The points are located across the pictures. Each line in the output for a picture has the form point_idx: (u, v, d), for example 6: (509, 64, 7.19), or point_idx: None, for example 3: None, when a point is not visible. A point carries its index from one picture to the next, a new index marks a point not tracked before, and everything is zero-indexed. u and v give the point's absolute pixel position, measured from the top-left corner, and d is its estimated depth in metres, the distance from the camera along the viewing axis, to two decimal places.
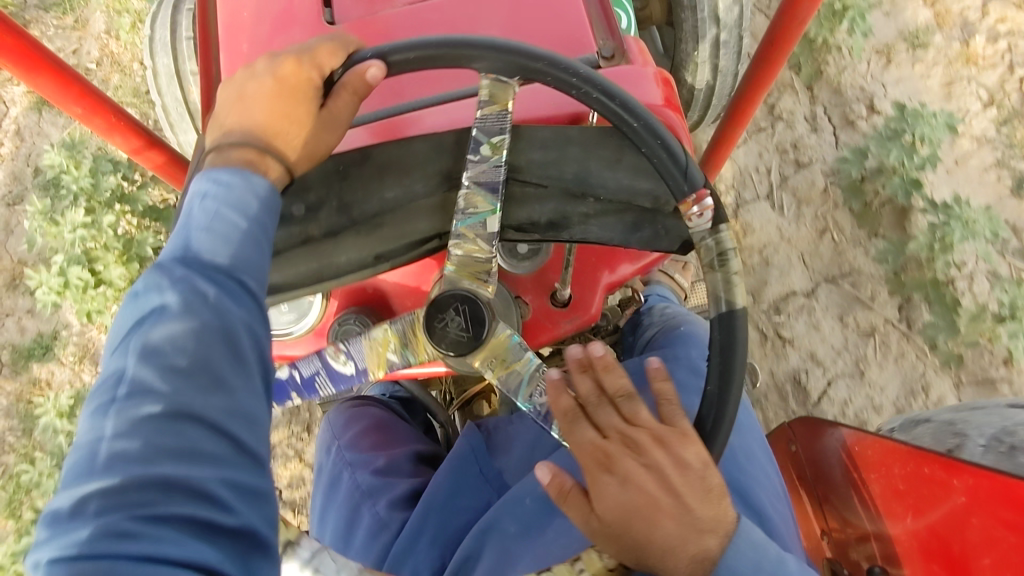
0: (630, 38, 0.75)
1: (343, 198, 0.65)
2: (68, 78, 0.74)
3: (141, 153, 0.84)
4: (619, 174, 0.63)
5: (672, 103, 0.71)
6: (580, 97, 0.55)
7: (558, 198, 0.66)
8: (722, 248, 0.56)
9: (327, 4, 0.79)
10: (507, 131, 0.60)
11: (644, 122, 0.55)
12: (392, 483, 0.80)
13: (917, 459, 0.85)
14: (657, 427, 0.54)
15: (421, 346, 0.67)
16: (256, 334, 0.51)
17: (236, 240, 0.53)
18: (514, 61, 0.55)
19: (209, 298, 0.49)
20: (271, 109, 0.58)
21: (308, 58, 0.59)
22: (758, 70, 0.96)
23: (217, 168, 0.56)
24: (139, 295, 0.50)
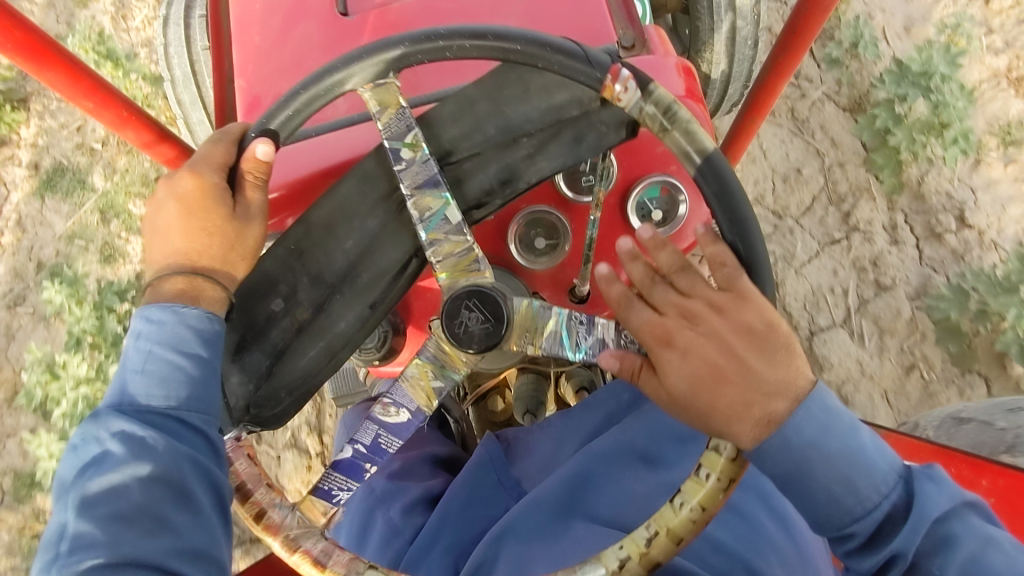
0: (651, 29, 0.75)
1: (311, 271, 0.65)
2: (78, 73, 0.75)
3: (152, 147, 0.86)
4: (534, 105, 0.63)
5: (694, 94, 0.70)
6: (456, 54, 0.57)
7: (496, 156, 0.64)
8: (664, 105, 0.55)
9: None
10: (414, 124, 0.59)
11: (526, 39, 0.56)
12: (406, 488, 0.82)
13: (939, 456, 0.83)
14: (712, 295, 0.56)
15: (457, 355, 0.61)
16: (202, 464, 0.55)
17: (178, 378, 0.57)
18: (382, 61, 0.57)
19: (149, 444, 0.54)
20: (187, 228, 0.64)
21: (201, 164, 0.65)
22: (778, 60, 0.94)
23: (150, 304, 0.60)
24: (77, 449, 0.56)
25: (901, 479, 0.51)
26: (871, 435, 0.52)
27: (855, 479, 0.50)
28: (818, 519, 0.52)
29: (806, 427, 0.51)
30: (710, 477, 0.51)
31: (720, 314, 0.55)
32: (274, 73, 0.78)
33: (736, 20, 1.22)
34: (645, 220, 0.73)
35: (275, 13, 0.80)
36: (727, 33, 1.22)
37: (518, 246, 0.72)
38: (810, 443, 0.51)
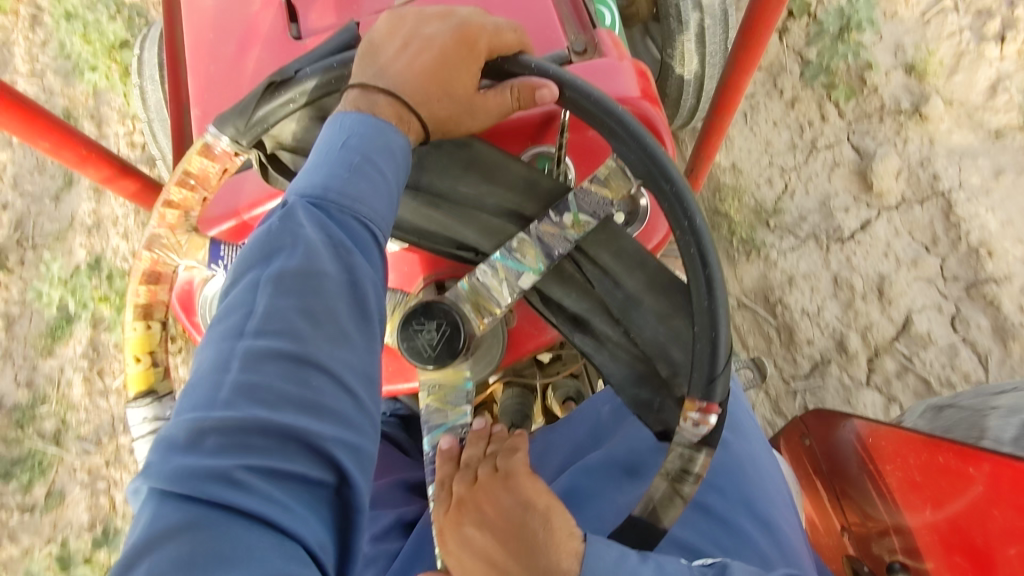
0: (604, 32, 0.74)
1: (423, 161, 0.64)
2: (31, 113, 0.75)
3: (115, 181, 0.86)
4: (659, 330, 0.62)
5: (649, 95, 0.70)
6: (672, 233, 0.56)
7: (594, 304, 0.66)
8: (689, 466, 0.56)
9: (292, 19, 0.79)
10: (597, 219, 0.62)
11: (711, 303, 0.55)
12: (380, 514, 0.81)
13: (929, 447, 0.85)
14: (490, 477, 0.57)
15: (387, 330, 0.70)
16: (380, 294, 0.53)
17: (374, 185, 0.54)
18: (649, 160, 0.56)
19: (341, 251, 0.51)
20: (430, 75, 0.57)
21: (494, 41, 0.60)
22: (742, 57, 0.94)
23: (350, 113, 0.56)
24: (271, 227, 0.52)
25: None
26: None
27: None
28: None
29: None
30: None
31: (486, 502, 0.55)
32: (227, 99, 0.78)
33: (704, 22, 1.23)
34: None
35: (229, 40, 0.80)
36: (697, 33, 1.23)
37: None
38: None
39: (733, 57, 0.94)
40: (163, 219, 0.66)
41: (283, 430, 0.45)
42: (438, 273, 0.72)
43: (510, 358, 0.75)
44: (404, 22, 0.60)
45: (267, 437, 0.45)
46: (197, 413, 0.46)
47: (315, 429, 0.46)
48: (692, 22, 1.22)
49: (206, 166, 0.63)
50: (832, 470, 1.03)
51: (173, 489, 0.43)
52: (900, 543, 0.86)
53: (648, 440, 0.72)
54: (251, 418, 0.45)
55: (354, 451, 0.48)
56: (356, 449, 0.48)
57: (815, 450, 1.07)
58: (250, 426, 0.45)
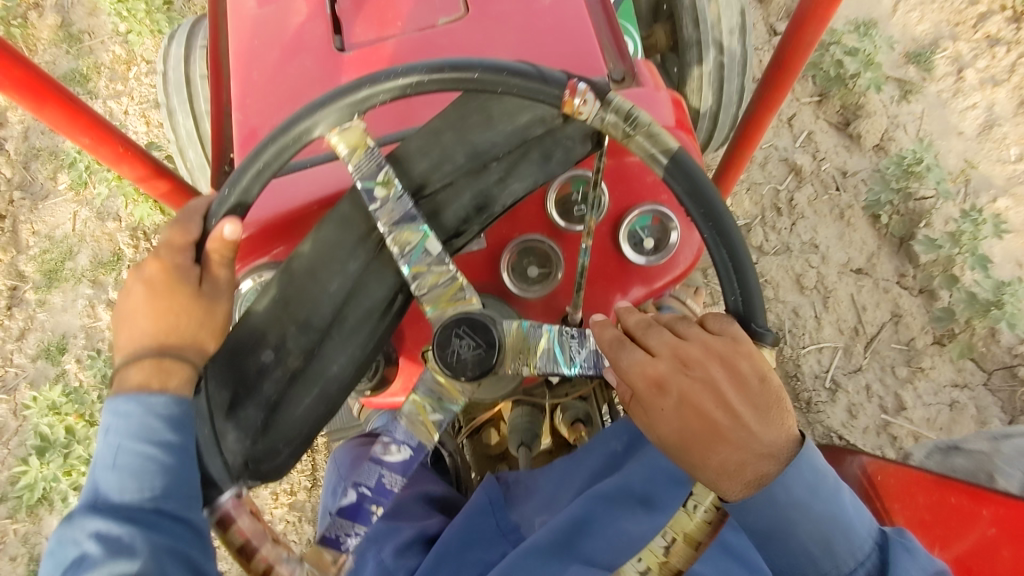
0: (641, 63, 0.76)
1: (297, 318, 0.62)
2: (77, 109, 0.77)
3: (147, 180, 0.87)
4: (506, 125, 0.63)
5: (684, 124, 0.72)
6: (417, 90, 0.57)
7: (469, 185, 0.64)
8: (626, 114, 0.55)
9: (337, 32, 0.82)
10: (383, 163, 0.59)
11: (480, 69, 0.56)
12: (398, 529, 0.79)
13: (939, 487, 0.85)
14: (683, 348, 0.54)
15: (457, 390, 0.60)
16: (183, 559, 0.56)
17: (148, 470, 0.56)
18: (343, 104, 0.57)
19: (126, 540, 0.55)
20: (153, 310, 0.61)
21: (163, 248, 0.63)
22: (767, 94, 0.96)
23: (116, 396, 0.58)
24: (61, 543, 0.57)
25: (877, 547, 0.55)
26: (853, 495, 0.55)
27: (833, 540, 0.54)
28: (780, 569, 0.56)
29: (795, 480, 0.53)
30: (700, 511, 0.54)
31: (721, 359, 0.54)
32: (269, 104, 0.80)
33: (723, 59, 1.26)
34: (636, 247, 0.73)
35: (271, 49, 0.82)
36: (713, 71, 1.26)
37: (510, 276, 0.72)
38: (794, 502, 0.53)
39: (759, 95, 0.97)
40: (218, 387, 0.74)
41: None
42: None
43: None
44: (115, 315, 0.63)
45: None
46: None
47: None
48: (709, 58, 1.25)
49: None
50: None
51: None
52: None
53: (670, 470, 0.72)
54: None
55: None
56: None
57: None
58: None
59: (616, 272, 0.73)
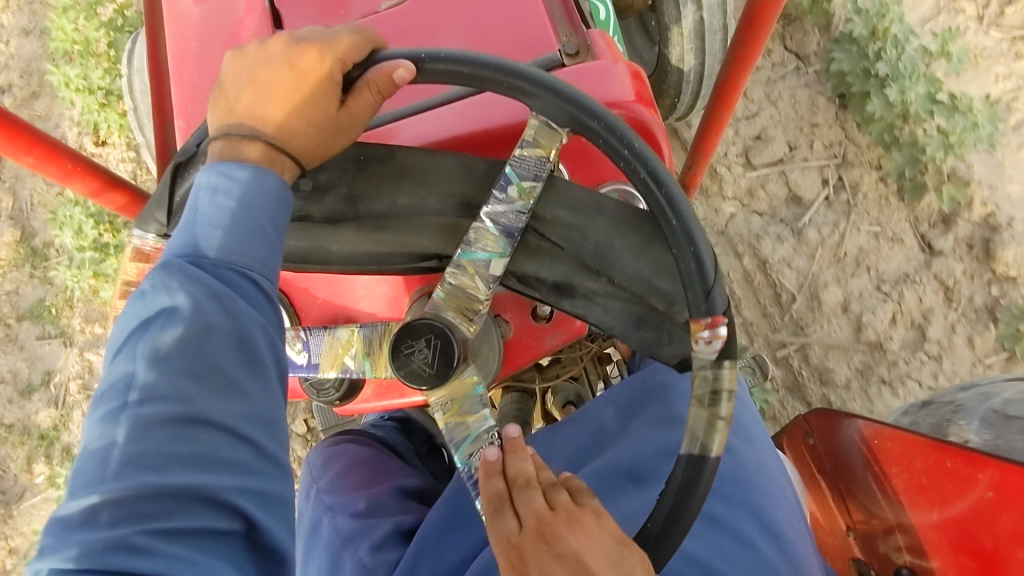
0: (597, 33, 0.72)
1: (354, 189, 0.63)
2: (14, 129, 0.73)
3: (101, 195, 0.85)
4: (641, 265, 0.60)
5: (644, 98, 0.68)
6: (625, 169, 0.54)
7: (570, 265, 0.63)
8: (716, 384, 0.52)
9: (278, 25, 0.77)
10: (541, 180, 0.59)
11: (682, 221, 0.52)
12: (374, 524, 0.78)
13: (936, 451, 0.83)
14: (549, 515, 0.49)
15: (381, 359, 0.69)
16: (270, 337, 0.53)
17: (250, 237, 0.54)
18: (572, 113, 0.54)
19: (221, 298, 0.51)
20: (284, 101, 0.56)
21: (331, 50, 0.56)
22: (741, 52, 0.93)
23: (226, 160, 0.56)
24: (145, 294, 0.51)
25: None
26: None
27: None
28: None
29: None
30: None
31: (595, 543, 0.48)
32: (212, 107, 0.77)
33: (704, 13, 1.20)
34: None
35: (213, 48, 0.78)
36: (694, 26, 1.20)
37: None
38: None
39: (733, 51, 0.93)
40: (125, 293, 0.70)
41: (180, 493, 0.45)
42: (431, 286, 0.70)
43: (504, 371, 0.73)
44: (246, 59, 0.58)
45: (167, 503, 0.44)
46: (88, 490, 0.45)
47: (215, 484, 0.46)
48: (688, 15, 1.19)
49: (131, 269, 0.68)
50: (836, 470, 1.03)
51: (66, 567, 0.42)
52: (904, 541, 0.86)
53: (659, 445, 0.71)
54: (144, 487, 0.44)
55: (262, 496, 0.49)
56: (264, 495, 0.49)
57: (820, 449, 1.07)
58: (147, 494, 0.44)
59: None
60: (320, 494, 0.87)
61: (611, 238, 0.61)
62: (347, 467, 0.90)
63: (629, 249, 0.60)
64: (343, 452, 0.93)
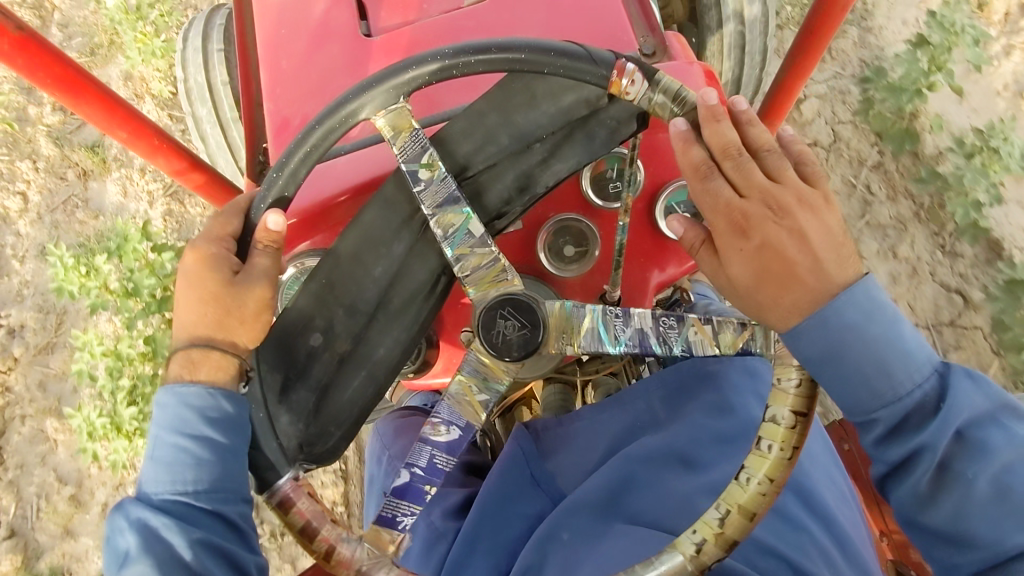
0: (672, 36, 0.75)
1: (342, 301, 0.65)
2: (113, 104, 0.78)
3: (183, 174, 0.88)
4: (551, 108, 0.64)
5: (717, 97, 0.71)
6: (462, 70, 0.57)
7: (512, 167, 0.65)
8: (672, 92, 0.56)
9: (361, 18, 0.82)
10: (428, 145, 0.59)
11: (528, 47, 0.57)
12: (444, 495, 0.82)
13: None
14: (771, 189, 0.56)
15: (500, 367, 0.60)
16: (218, 550, 0.57)
17: (184, 465, 0.58)
18: (387, 88, 0.58)
19: (163, 537, 0.56)
20: (196, 296, 0.64)
21: (207, 238, 0.66)
22: (798, 58, 0.95)
23: (161, 392, 0.61)
24: (110, 539, 0.59)
25: (936, 372, 0.53)
26: (915, 334, 0.53)
27: (887, 359, 0.52)
28: (847, 401, 0.54)
29: (849, 306, 0.53)
30: (793, 388, 0.53)
31: (819, 223, 0.56)
32: (297, 93, 0.80)
33: (745, 27, 1.23)
34: (672, 222, 0.73)
35: (299, 37, 0.82)
36: (734, 40, 1.23)
37: (547, 256, 0.73)
38: (850, 326, 0.52)
39: (789, 60, 0.96)
40: None
41: None
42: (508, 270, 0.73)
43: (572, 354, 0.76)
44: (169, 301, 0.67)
45: None
46: None
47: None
48: (729, 29, 1.23)
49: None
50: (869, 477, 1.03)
51: None
52: None
53: (715, 430, 0.72)
54: None
55: None
56: None
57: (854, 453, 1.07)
58: None
59: (652, 248, 0.74)
60: (390, 459, 0.88)
61: (507, 117, 0.65)
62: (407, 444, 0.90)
63: (524, 110, 0.64)
64: (411, 422, 0.93)
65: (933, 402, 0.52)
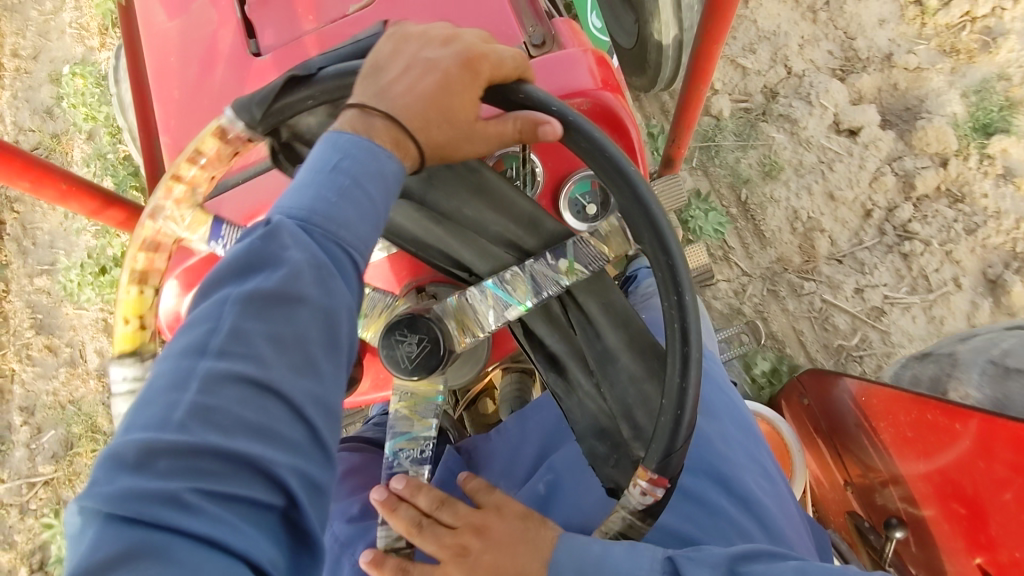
0: (560, 22, 0.74)
1: (433, 180, 0.63)
2: (9, 154, 0.76)
3: (100, 212, 0.88)
4: (630, 389, 0.64)
5: (610, 83, 0.70)
6: (660, 286, 0.53)
7: (575, 355, 0.67)
8: (630, 523, 0.56)
9: (252, 35, 0.79)
10: (591, 272, 0.63)
11: (685, 378, 0.53)
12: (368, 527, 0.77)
13: (917, 405, 0.85)
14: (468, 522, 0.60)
15: (371, 326, 0.73)
16: (351, 324, 0.51)
17: (350, 212, 0.51)
18: (649, 219, 0.53)
19: (316, 271, 0.48)
20: (433, 102, 0.54)
21: (499, 63, 0.56)
22: (710, 24, 0.92)
23: (345, 129, 0.52)
24: (245, 243, 0.49)
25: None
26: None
27: None
28: None
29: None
30: None
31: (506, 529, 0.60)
32: (195, 126, 0.78)
33: None
34: (579, 215, 0.73)
35: (191, 62, 0.80)
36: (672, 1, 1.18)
37: None
38: None
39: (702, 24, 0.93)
40: (171, 191, 0.60)
41: (242, 459, 0.42)
42: (420, 279, 0.75)
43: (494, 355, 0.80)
44: (410, 40, 0.56)
45: (227, 466, 0.42)
46: (154, 429, 0.42)
47: (269, 455, 0.43)
48: None
49: (220, 149, 0.57)
50: (831, 428, 1.06)
51: (110, 515, 0.39)
52: (900, 493, 0.91)
53: None
54: (210, 444, 0.42)
55: (311, 484, 0.46)
56: (313, 483, 0.46)
57: (813, 408, 1.10)
58: (206, 451, 0.42)
59: None
60: None
61: (619, 350, 0.65)
62: (341, 475, 0.87)
63: (631, 367, 0.64)
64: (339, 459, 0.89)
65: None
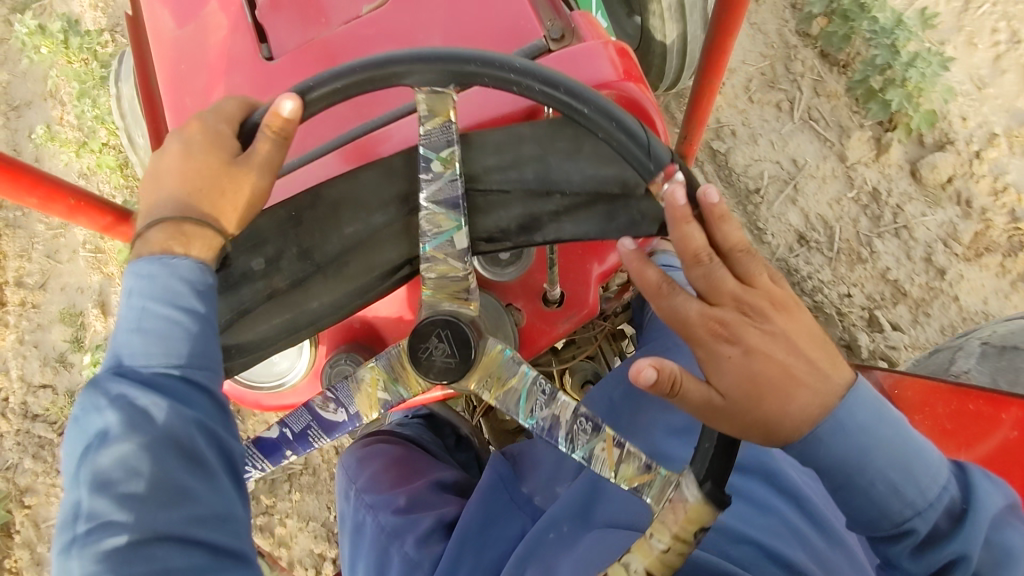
0: (578, 15, 0.73)
1: (302, 244, 0.65)
2: (18, 171, 0.75)
3: (111, 229, 0.86)
4: (580, 164, 0.63)
5: (632, 74, 0.68)
6: (521, 92, 0.55)
7: (522, 200, 0.64)
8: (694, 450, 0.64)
9: (262, 39, 0.78)
10: (455, 141, 0.60)
11: (614, 118, 0.55)
12: (416, 520, 0.79)
13: (957, 396, 0.83)
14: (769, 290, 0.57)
15: (410, 379, 0.67)
16: (212, 432, 0.54)
17: (177, 338, 0.54)
18: (447, 69, 0.55)
19: (150, 413, 0.52)
20: (182, 172, 0.57)
21: (211, 118, 0.60)
22: (724, 15, 0.92)
23: (139, 258, 0.56)
24: (85, 421, 0.53)
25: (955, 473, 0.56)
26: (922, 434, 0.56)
27: (910, 466, 0.53)
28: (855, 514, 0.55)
29: (858, 412, 0.54)
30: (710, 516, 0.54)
31: (801, 327, 0.57)
32: None
33: None
34: None
35: (198, 67, 0.79)
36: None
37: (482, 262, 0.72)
38: (862, 428, 0.54)
39: (716, 18, 0.92)
40: None
41: None
42: None
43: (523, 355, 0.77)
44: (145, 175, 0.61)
45: None
46: None
47: None
48: None
49: None
50: None
51: None
52: None
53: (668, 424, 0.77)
54: None
55: None
56: None
57: None
58: None
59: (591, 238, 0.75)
60: (359, 493, 0.85)
61: (545, 158, 0.63)
62: (381, 467, 0.88)
63: (563, 157, 0.63)
64: (376, 453, 0.91)
65: (962, 505, 0.53)
